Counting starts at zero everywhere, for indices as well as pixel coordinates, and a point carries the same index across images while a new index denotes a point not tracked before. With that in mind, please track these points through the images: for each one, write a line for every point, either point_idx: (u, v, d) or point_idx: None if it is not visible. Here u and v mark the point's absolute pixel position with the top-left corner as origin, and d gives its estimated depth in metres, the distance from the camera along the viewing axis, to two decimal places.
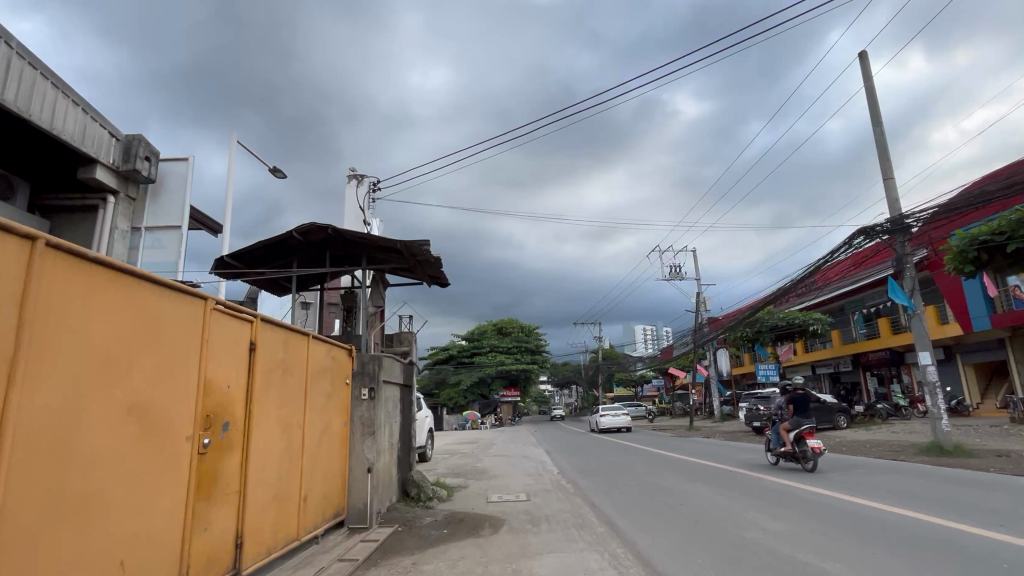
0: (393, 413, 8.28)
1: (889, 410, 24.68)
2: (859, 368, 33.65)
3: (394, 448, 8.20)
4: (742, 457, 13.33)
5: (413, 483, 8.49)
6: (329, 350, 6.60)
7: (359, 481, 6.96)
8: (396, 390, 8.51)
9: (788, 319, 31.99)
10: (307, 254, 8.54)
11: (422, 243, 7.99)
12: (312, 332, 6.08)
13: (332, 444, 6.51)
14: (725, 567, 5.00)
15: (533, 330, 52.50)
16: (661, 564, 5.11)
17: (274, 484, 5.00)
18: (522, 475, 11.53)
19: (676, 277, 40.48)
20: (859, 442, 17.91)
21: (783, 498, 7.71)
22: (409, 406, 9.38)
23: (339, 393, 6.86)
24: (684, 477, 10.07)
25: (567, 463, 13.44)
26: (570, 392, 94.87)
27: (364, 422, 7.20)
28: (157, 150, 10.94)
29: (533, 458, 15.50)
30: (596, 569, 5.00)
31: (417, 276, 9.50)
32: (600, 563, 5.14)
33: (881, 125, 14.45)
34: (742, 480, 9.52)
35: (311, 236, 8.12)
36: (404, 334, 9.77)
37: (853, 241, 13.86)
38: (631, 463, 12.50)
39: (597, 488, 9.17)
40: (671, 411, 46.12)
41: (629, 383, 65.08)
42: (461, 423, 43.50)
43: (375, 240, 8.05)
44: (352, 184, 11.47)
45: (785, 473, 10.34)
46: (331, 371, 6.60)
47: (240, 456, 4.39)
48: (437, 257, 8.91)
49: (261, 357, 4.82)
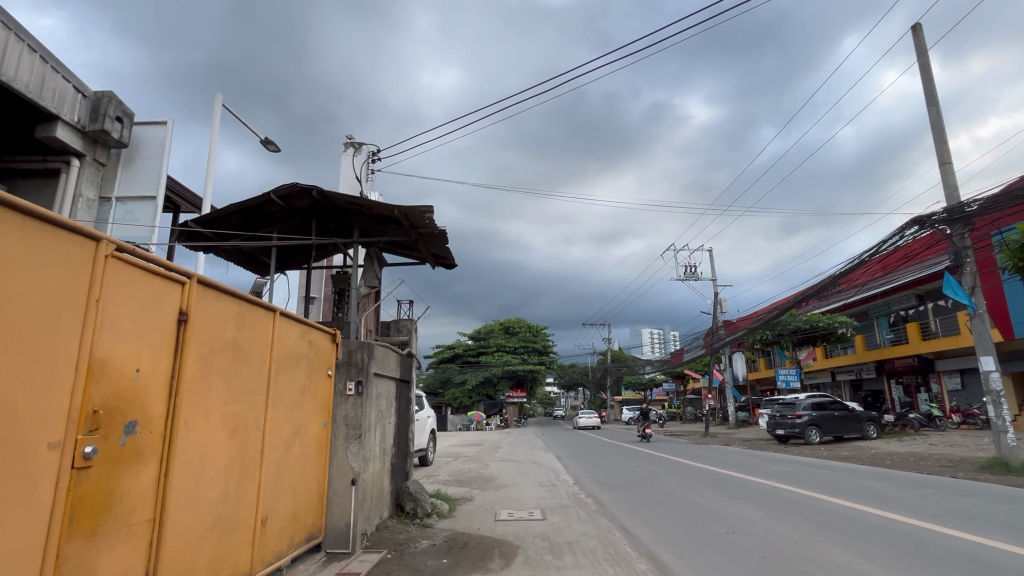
0: (388, 412, 7.06)
1: (921, 421, 23.15)
2: (884, 375, 32.16)
3: (387, 453, 6.94)
4: (779, 470, 11.94)
5: (410, 495, 7.23)
6: (306, 334, 5.32)
7: (340, 495, 5.70)
8: (390, 385, 7.21)
9: (810, 321, 30.22)
10: (289, 223, 7.24)
11: (427, 210, 6.60)
12: (280, 308, 4.79)
13: (305, 449, 5.22)
14: (736, 569, 4.93)
15: (541, 330, 51.25)
16: (672, 565, 5.06)
17: (216, 507, 3.71)
18: (534, 486, 10.19)
19: (691, 277, 39.05)
20: (898, 454, 16.49)
21: (862, 531, 6.32)
22: (408, 406, 8.13)
23: (317, 387, 5.57)
24: (724, 493, 8.76)
25: (582, 472, 12.13)
26: (575, 395, 93.58)
27: (350, 424, 5.92)
28: (130, 110, 9.71)
29: (543, 464, 14.17)
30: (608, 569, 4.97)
31: (420, 253, 8.16)
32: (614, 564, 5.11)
33: (938, 104, 13.06)
34: (795, 500, 8.18)
35: (292, 199, 6.80)
36: (403, 322, 8.47)
37: (905, 231, 12.36)
38: (656, 475, 11.14)
39: (625, 506, 7.82)
40: (683, 416, 44.67)
41: (637, 386, 63.59)
42: (465, 423, 42.29)
43: (369, 205, 6.72)
44: (349, 152, 10.21)
45: (838, 491, 9.02)
46: (306, 359, 5.31)
47: (155, 467, 3.10)
48: (443, 231, 7.56)
49: (196, 332, 3.53)
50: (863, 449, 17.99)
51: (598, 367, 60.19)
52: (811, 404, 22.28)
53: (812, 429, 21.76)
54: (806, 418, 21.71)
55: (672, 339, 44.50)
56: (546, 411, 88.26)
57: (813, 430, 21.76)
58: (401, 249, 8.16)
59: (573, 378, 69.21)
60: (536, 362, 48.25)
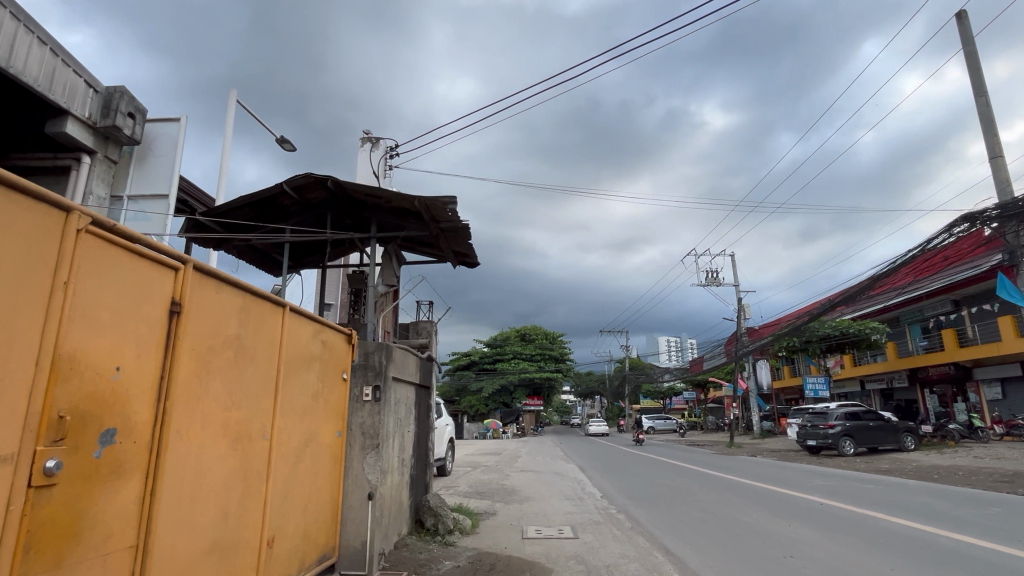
0: (407, 420, 6.57)
1: (962, 432, 22.04)
2: (916, 384, 30.96)
3: (406, 465, 6.45)
4: (820, 484, 11.22)
5: (430, 509, 6.71)
6: (319, 334, 4.85)
7: (357, 512, 5.21)
8: (409, 391, 6.71)
9: (840, 327, 29.17)
10: (302, 217, 6.82)
11: (450, 202, 6.12)
12: (290, 303, 4.32)
13: (318, 460, 4.75)
14: (752, 568, 5.30)
15: (558, 337, 50.54)
16: (694, 565, 5.43)
17: (214, 528, 3.23)
18: (560, 499, 9.60)
19: (712, 282, 38.17)
20: (941, 467, 15.61)
21: (942, 560, 5.62)
22: (428, 414, 7.65)
23: (331, 391, 5.08)
24: (768, 510, 8.14)
25: (609, 484, 11.53)
26: (593, 404, 92.44)
27: (367, 433, 5.43)
28: (143, 106, 9.42)
29: (567, 475, 13.56)
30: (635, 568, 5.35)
31: (441, 250, 7.69)
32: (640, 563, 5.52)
33: (987, 94, 12.34)
34: (849, 519, 7.54)
35: (306, 191, 6.39)
36: (423, 323, 8.00)
37: (955, 228, 11.84)
38: (689, 488, 10.51)
39: (663, 525, 7.24)
40: (704, 426, 43.62)
41: (657, 395, 62.47)
42: (482, 432, 41.72)
43: (388, 197, 6.27)
44: (366, 147, 9.81)
45: (893, 509, 8.35)
46: (319, 361, 4.83)
47: (138, 485, 2.62)
48: (466, 227, 7.06)
49: (191, 327, 3.06)
50: (904, 462, 17.06)
51: (617, 375, 59.23)
52: (844, 413, 21.35)
53: (845, 440, 20.81)
54: (839, 429, 20.76)
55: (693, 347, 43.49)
56: (563, 419, 87.30)
57: (847, 441, 20.81)
58: (421, 246, 7.70)
59: (591, 386, 68.23)
60: (553, 370, 47.51)
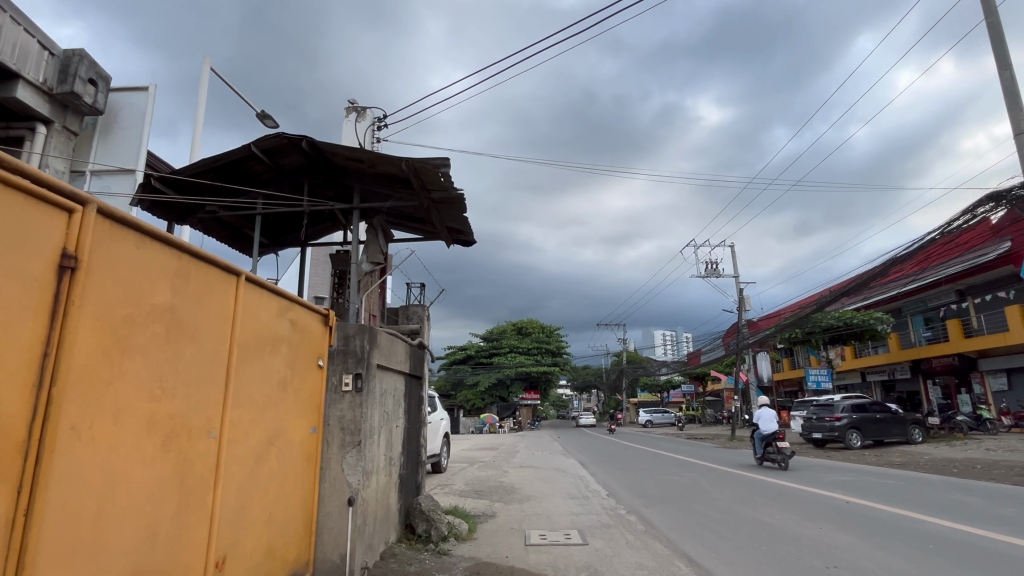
0: (395, 414, 5.86)
1: (970, 424, 21.52)
2: (919, 375, 30.45)
3: (393, 464, 5.73)
4: (836, 480, 10.61)
5: (421, 514, 5.99)
6: (288, 313, 4.09)
7: (335, 520, 4.50)
8: (398, 381, 5.96)
9: (843, 318, 28.56)
10: (277, 186, 6.04)
11: (444, 163, 5.31)
12: (247, 272, 3.55)
13: (286, 462, 4.01)
14: (769, 568, 5.09)
15: (554, 330, 49.74)
16: (710, 565, 5.16)
17: (135, 552, 2.51)
18: (563, 498, 8.91)
19: (711, 273, 37.50)
20: (953, 460, 15.11)
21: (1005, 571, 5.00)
22: (420, 407, 6.93)
23: (303, 380, 4.34)
24: (791, 510, 7.53)
25: (614, 481, 10.89)
26: (588, 398, 91.98)
27: (347, 428, 4.70)
28: (105, 72, 8.61)
29: (567, 471, 12.92)
30: (651, 568, 5.07)
31: (434, 225, 6.91)
32: (655, 562, 5.24)
33: (1011, 67, 11.63)
34: (879, 520, 6.97)
35: (278, 153, 5.60)
36: (413, 308, 7.25)
37: (979, 208, 11.21)
38: (700, 486, 9.86)
39: (681, 529, 6.59)
40: (703, 419, 43.18)
41: (654, 388, 62.06)
42: (477, 426, 41.11)
43: (373, 159, 5.50)
44: (351, 118, 9.08)
45: (923, 508, 7.76)
46: (287, 345, 4.08)
47: (6, 501, 1.91)
48: (459, 198, 6.29)
49: (96, 288, 2.32)
50: (915, 455, 16.50)
51: (613, 368, 58.67)
52: (850, 405, 20.75)
53: (853, 432, 20.23)
54: (846, 421, 20.16)
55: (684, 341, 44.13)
56: (559, 413, 86.95)
57: (854, 433, 20.24)
58: (412, 222, 6.93)
59: (587, 380, 67.65)
60: (550, 364, 46.87)
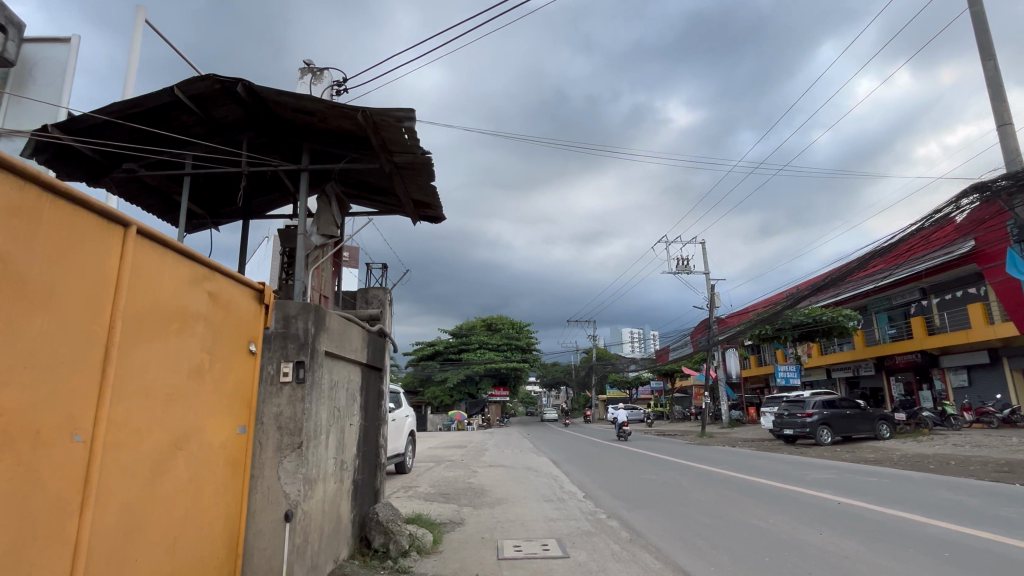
0: (350, 410, 5.07)
1: (935, 419, 21.80)
2: (883, 372, 30.98)
3: (345, 470, 4.92)
4: (819, 478, 10.23)
5: (378, 525, 5.21)
6: (204, 283, 3.24)
7: (269, 539, 3.68)
8: (353, 372, 5.16)
9: (812, 315, 28.79)
10: (210, 143, 5.16)
11: (408, 116, 4.53)
12: (145, 226, 2.72)
13: (200, 472, 3.17)
14: (754, 568, 4.88)
15: (524, 326, 49.10)
16: (688, 565, 4.97)
17: None
18: (537, 501, 8.20)
19: (683, 270, 37.47)
20: (926, 456, 15.08)
21: None
22: (379, 403, 6.11)
23: (228, 368, 3.50)
24: (784, 512, 7.04)
25: (590, 481, 10.30)
26: (557, 396, 91.83)
27: (285, 427, 3.88)
28: (15, 17, 7.40)
29: (540, 471, 12.25)
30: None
31: (397, 196, 6.11)
32: None
33: (994, 57, 11.45)
34: (878, 522, 6.53)
35: (209, 102, 4.73)
36: (373, 291, 6.40)
37: (963, 199, 11.02)
38: (681, 485, 9.32)
39: (672, 538, 5.94)
40: (672, 415, 43.30)
41: (622, 385, 62.22)
42: (446, 424, 40.16)
43: (322, 110, 4.68)
44: (307, 81, 8.18)
45: (918, 508, 7.36)
46: (205, 323, 3.24)
47: None
48: (426, 166, 5.54)
49: None
50: (887, 451, 16.42)
51: (583, 364, 58.43)
52: (822, 401, 20.69)
53: (823, 428, 20.17)
54: (817, 417, 20.12)
55: (645, 338, 45.94)
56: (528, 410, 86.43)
57: (825, 429, 20.16)
58: (371, 192, 6.10)
59: (557, 377, 67.28)
60: (520, 360, 46.23)
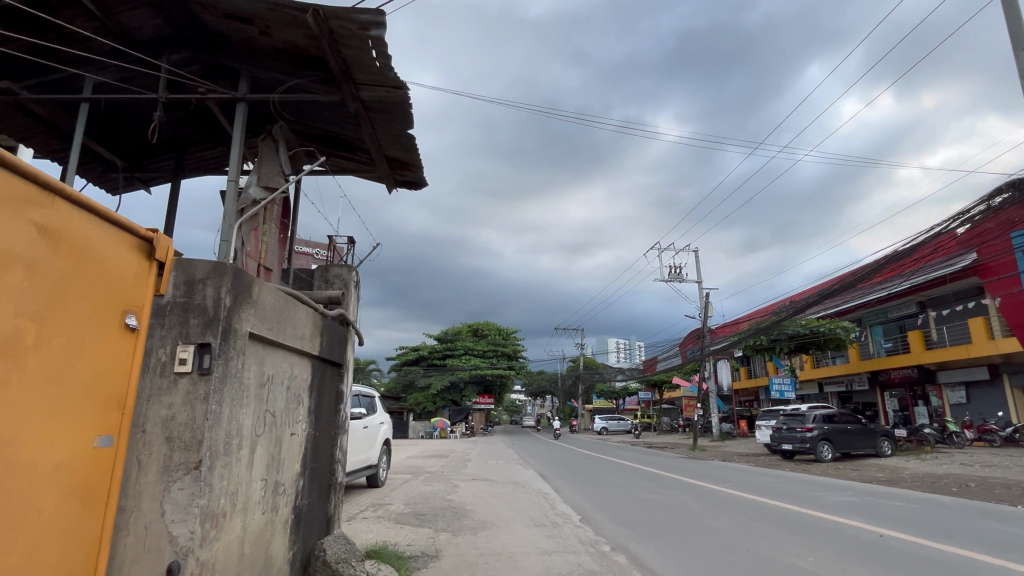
0: (292, 417, 3.89)
1: (937, 436, 21.00)
2: (876, 387, 30.26)
3: (280, 495, 3.70)
4: (839, 502, 9.16)
5: (325, 569, 4.00)
6: (29, 210, 2.06)
7: None
8: (298, 365, 3.95)
9: (809, 326, 27.85)
10: (120, 63, 3.97)
11: (376, 22, 3.34)
12: None
13: (5, 511, 1.97)
14: (712, 568, 5.23)
15: (511, 333, 47.78)
16: (655, 566, 5.30)
17: None
18: (525, 527, 7.00)
19: (675, 278, 36.62)
20: (938, 476, 14.12)
21: None
22: (336, 407, 4.90)
23: (83, 347, 2.31)
24: (825, 553, 5.92)
25: (584, 501, 9.12)
26: (542, 405, 90.77)
27: (177, 439, 2.66)
28: None
29: (528, 487, 11.04)
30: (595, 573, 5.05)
31: (366, 150, 4.98)
32: None
33: None
34: (939, 566, 5.45)
35: (113, 3, 3.54)
36: (334, 269, 5.19)
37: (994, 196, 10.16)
38: (688, 509, 8.17)
39: (679, 567, 5.25)
40: (659, 427, 42.31)
41: (610, 395, 61.22)
42: (427, 432, 38.57)
43: (263, 16, 3.52)
44: None
45: (969, 544, 6.30)
46: (32, 271, 2.06)
47: None
48: (403, 113, 4.40)
49: None
50: (895, 470, 15.46)
51: (570, 373, 57.28)
52: (822, 416, 19.71)
53: (824, 444, 19.21)
54: (817, 432, 19.14)
55: (631, 348, 45.11)
56: (513, 419, 84.99)
57: (825, 445, 19.23)
58: (334, 141, 4.97)
59: (542, 386, 65.97)
60: (505, 367, 44.98)
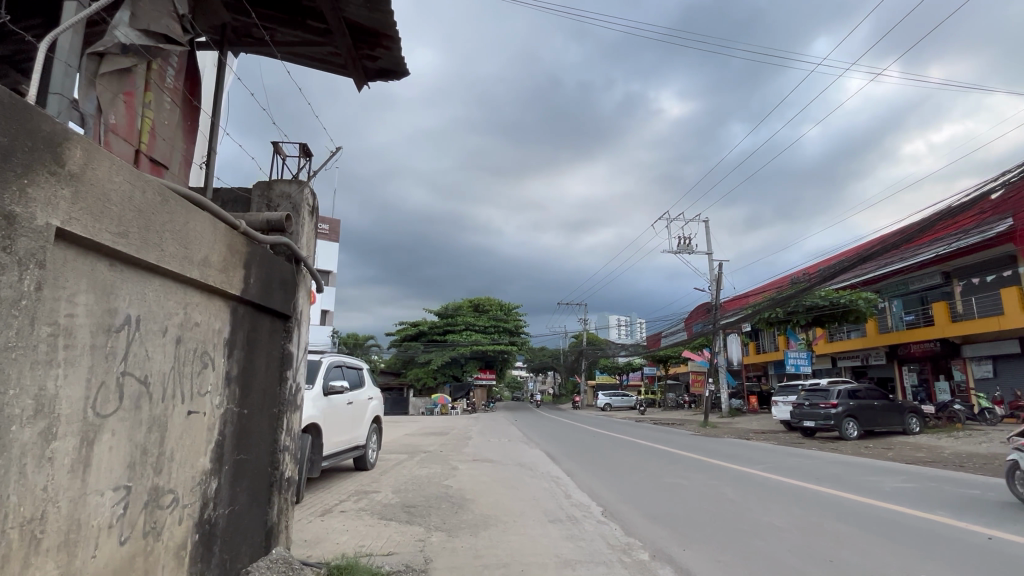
0: (190, 386, 2.50)
1: (967, 413, 19.79)
2: (894, 361, 29.03)
3: (166, 506, 2.34)
4: (901, 488, 7.85)
5: None
6: None
7: None
8: (195, 304, 2.53)
9: (829, 298, 26.40)
10: None
11: None
12: None
13: None
14: (758, 567, 4.42)
15: (513, 308, 46.41)
16: (689, 564, 4.48)
17: None
18: (540, 524, 5.69)
19: (684, 249, 35.08)
20: (986, 455, 12.84)
21: None
22: (279, 373, 3.50)
23: None
24: (927, 563, 4.62)
25: (603, 489, 7.80)
26: (546, 382, 90.09)
27: None
28: None
29: (537, 469, 9.77)
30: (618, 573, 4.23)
31: (319, 13, 3.51)
32: None
33: None
34: None
35: None
36: (278, 186, 3.74)
37: None
38: (731, 499, 6.89)
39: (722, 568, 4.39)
40: (666, 403, 41.18)
41: (614, 371, 60.19)
42: (428, 408, 37.45)
43: None
44: None
45: None
46: None
47: None
48: None
49: None
50: (934, 449, 14.20)
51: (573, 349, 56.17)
52: (846, 391, 18.38)
53: (849, 421, 17.98)
54: (843, 408, 17.87)
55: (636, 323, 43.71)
56: (516, 395, 84.36)
57: (850, 422, 17.99)
58: None
59: (545, 362, 64.98)
60: (507, 343, 43.73)
